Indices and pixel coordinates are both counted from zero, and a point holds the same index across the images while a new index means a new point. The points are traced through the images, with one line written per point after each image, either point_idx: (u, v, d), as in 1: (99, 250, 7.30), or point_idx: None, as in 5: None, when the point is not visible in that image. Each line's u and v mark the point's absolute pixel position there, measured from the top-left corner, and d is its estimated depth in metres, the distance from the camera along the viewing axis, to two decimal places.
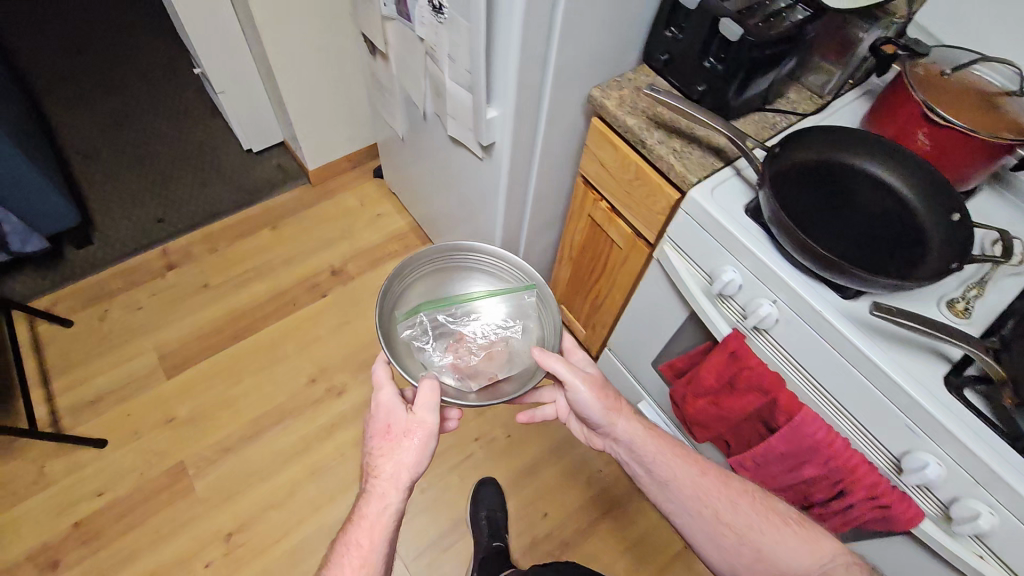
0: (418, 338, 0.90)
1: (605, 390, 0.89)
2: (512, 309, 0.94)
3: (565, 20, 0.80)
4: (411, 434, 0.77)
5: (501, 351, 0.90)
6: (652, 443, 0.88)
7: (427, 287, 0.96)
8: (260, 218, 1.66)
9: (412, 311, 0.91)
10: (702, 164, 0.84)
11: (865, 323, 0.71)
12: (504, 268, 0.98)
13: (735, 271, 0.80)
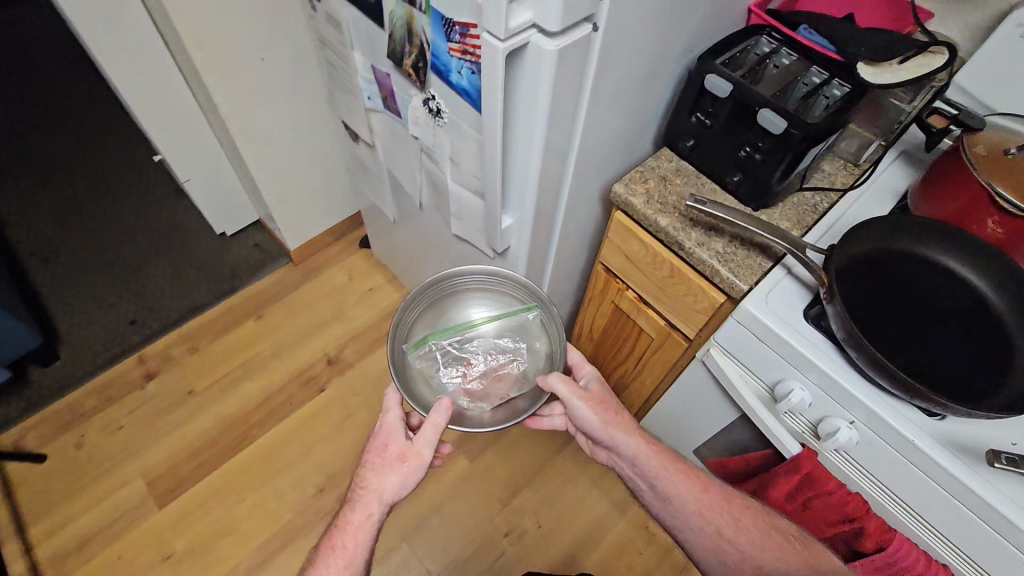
0: (427, 367, 0.79)
1: (606, 403, 0.77)
2: (524, 326, 0.83)
3: (588, 120, 0.70)
4: (407, 459, 0.72)
5: (516, 373, 0.80)
6: (656, 457, 0.77)
7: (436, 312, 0.86)
8: (242, 307, 1.53)
9: (421, 340, 0.80)
10: (750, 266, 0.75)
11: (966, 451, 0.63)
12: (509, 285, 0.86)
13: (803, 388, 0.72)
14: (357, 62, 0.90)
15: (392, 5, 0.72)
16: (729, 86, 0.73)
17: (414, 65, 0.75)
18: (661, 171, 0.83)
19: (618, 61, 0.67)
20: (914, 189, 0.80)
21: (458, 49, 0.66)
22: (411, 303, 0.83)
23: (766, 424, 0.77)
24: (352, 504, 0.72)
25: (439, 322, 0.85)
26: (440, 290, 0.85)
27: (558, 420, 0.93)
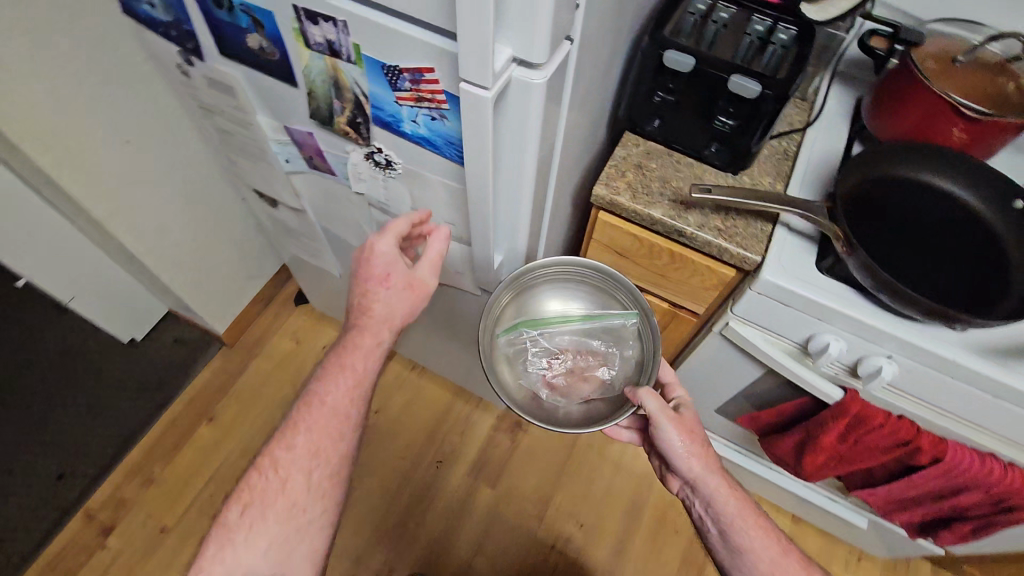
0: (516, 349, 0.77)
1: (694, 430, 0.72)
2: (626, 331, 0.77)
3: (565, 135, 0.63)
4: (411, 286, 0.71)
5: (604, 378, 0.76)
6: (740, 508, 0.71)
7: (544, 288, 0.78)
8: (188, 415, 1.34)
9: (514, 324, 0.77)
10: (755, 234, 0.73)
11: (1002, 356, 0.66)
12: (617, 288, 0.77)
13: (837, 339, 0.72)
14: (263, 126, 0.76)
15: (306, 60, 0.60)
16: (690, 59, 0.68)
17: (351, 122, 0.64)
18: (634, 159, 0.78)
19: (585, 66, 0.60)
20: (864, 103, 0.81)
21: (411, 97, 0.56)
22: (518, 281, 0.77)
23: (804, 379, 0.78)
24: (356, 331, 0.69)
25: (541, 298, 0.79)
26: (544, 273, 0.77)
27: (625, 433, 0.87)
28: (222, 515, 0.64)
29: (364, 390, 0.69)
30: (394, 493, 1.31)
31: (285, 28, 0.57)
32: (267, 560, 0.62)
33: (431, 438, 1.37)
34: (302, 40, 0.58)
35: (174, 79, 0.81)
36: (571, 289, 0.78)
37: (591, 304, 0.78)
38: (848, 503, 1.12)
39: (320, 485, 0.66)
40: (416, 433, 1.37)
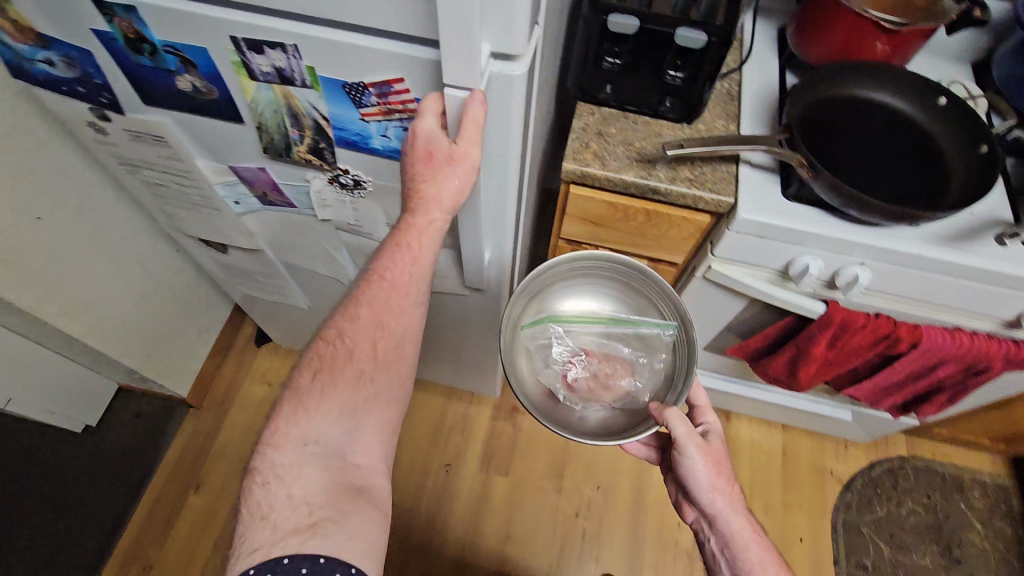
0: (540, 342, 0.80)
1: (721, 463, 0.72)
2: (657, 341, 0.78)
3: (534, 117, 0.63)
4: (455, 163, 0.54)
5: (628, 387, 0.78)
6: (757, 552, 0.71)
7: (577, 288, 0.82)
8: (172, 489, 1.25)
9: (541, 319, 0.81)
10: (722, 177, 0.76)
11: (956, 239, 0.73)
12: (651, 297, 0.79)
13: (814, 259, 0.77)
14: (204, 170, 0.72)
15: (251, 93, 0.57)
16: (634, 21, 0.69)
17: (312, 148, 0.63)
18: (593, 128, 0.79)
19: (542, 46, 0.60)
20: (787, 32, 0.85)
21: (379, 111, 0.56)
22: (549, 278, 0.80)
23: (789, 302, 0.83)
24: (408, 207, 0.57)
25: (571, 295, 0.82)
26: (578, 271, 0.81)
27: (645, 450, 0.87)
28: (291, 382, 0.58)
29: (424, 267, 0.60)
30: (411, 506, 1.29)
31: (225, 63, 0.55)
32: (338, 425, 0.56)
33: (433, 443, 1.36)
34: (243, 73, 0.55)
35: (86, 137, 0.73)
36: (603, 292, 0.82)
37: (621, 309, 0.81)
38: (832, 402, 1.22)
39: (380, 369, 0.59)
40: (417, 442, 1.35)
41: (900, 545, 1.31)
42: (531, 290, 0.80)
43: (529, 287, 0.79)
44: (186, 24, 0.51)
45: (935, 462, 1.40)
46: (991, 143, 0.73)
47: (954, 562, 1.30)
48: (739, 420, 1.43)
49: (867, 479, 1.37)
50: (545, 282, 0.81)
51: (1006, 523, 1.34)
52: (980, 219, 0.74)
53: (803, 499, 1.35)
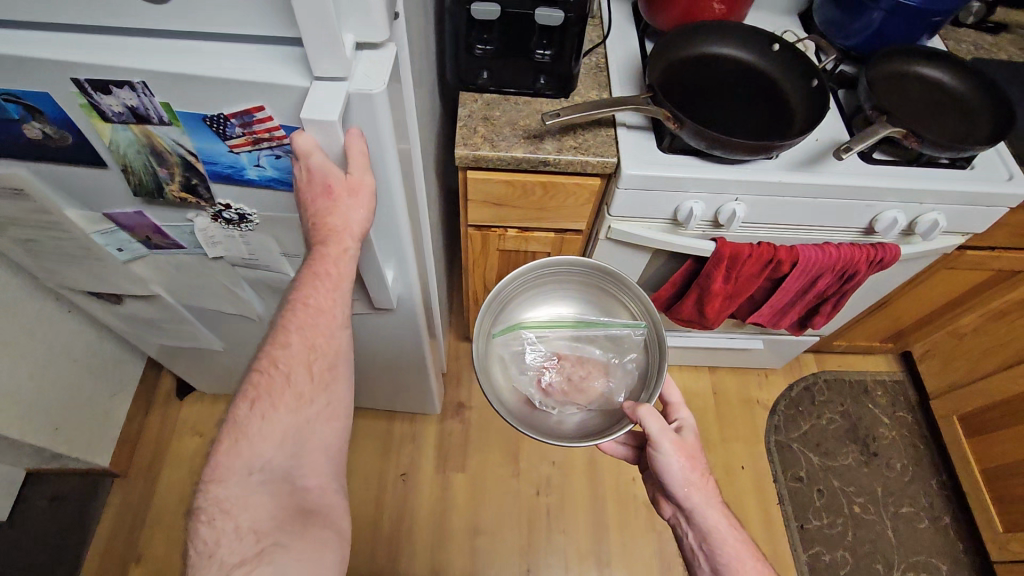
0: (514, 348, 0.83)
1: (695, 457, 0.73)
2: (628, 340, 0.83)
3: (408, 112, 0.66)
4: (360, 194, 0.58)
5: (602, 389, 0.80)
6: (737, 545, 0.71)
7: (547, 298, 0.87)
8: (112, 567, 1.17)
9: (514, 328, 0.85)
10: (603, 140, 0.82)
11: (807, 163, 0.83)
12: (620, 299, 0.85)
13: (695, 202, 0.85)
14: (76, 221, 0.69)
15: (108, 135, 0.56)
16: (495, 8, 0.74)
17: (185, 185, 0.62)
18: (478, 113, 0.83)
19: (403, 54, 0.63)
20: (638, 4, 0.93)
21: (246, 141, 0.57)
22: (517, 289, 0.85)
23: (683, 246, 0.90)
24: (319, 239, 0.58)
25: (541, 305, 0.87)
26: (548, 280, 0.86)
27: (622, 449, 0.86)
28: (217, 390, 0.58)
29: (337, 265, 0.60)
30: (374, 524, 1.28)
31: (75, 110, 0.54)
32: (280, 442, 0.56)
33: (385, 457, 1.34)
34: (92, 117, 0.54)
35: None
36: (570, 300, 0.87)
37: (590, 314, 0.86)
38: (745, 335, 1.33)
39: (313, 371, 0.59)
40: (367, 461, 1.34)
41: (826, 452, 1.45)
42: (505, 297, 0.84)
43: (502, 294, 0.84)
44: (27, 65, 0.50)
45: (841, 372, 1.56)
46: (820, 77, 0.84)
47: (872, 455, 1.45)
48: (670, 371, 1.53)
49: (789, 400, 1.51)
50: (516, 294, 0.85)
51: (907, 411, 1.52)
52: (823, 144, 0.85)
53: (738, 430, 1.46)
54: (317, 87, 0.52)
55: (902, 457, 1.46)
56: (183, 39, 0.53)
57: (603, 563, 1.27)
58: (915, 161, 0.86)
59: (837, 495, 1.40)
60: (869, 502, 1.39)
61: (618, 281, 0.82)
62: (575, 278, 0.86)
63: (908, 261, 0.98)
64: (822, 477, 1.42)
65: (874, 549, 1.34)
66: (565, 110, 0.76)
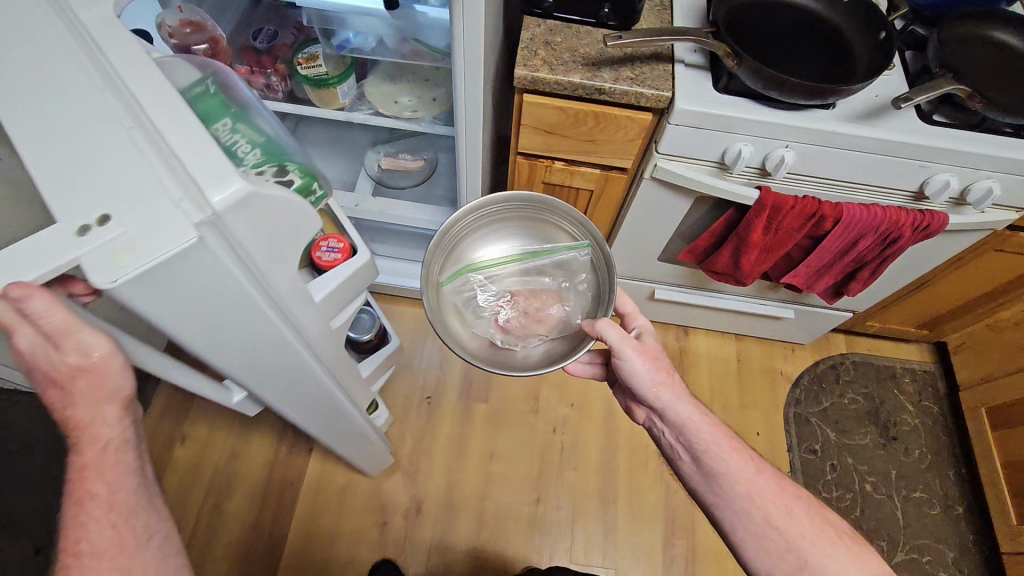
0: (466, 292, 0.86)
1: (658, 357, 0.81)
2: (573, 262, 0.88)
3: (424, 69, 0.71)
4: (88, 375, 0.44)
5: (558, 315, 0.86)
6: (708, 429, 0.80)
7: (486, 237, 0.90)
8: (158, 442, 1.28)
9: (460, 272, 0.87)
10: (659, 74, 0.84)
11: (863, 117, 0.83)
12: (556, 221, 0.89)
13: (745, 145, 0.86)
14: None
15: None
16: None
17: None
18: (540, 37, 0.85)
19: (265, 202, 0.48)
20: None
21: None
22: (453, 233, 0.86)
23: (727, 190, 0.92)
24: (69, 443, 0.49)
25: (481, 245, 0.90)
26: (482, 219, 0.88)
27: (589, 368, 0.96)
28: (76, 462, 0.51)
29: None
30: (396, 440, 1.35)
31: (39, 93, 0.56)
32: None
33: (411, 381, 1.41)
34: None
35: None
36: (509, 234, 0.90)
37: (528, 244, 0.90)
38: (776, 302, 1.33)
39: None
40: (395, 382, 1.41)
41: (844, 429, 1.45)
42: (450, 242, 0.87)
43: (444, 240, 0.86)
44: None
45: (870, 356, 1.55)
46: (887, 30, 0.82)
47: (890, 439, 1.45)
48: (697, 335, 1.54)
49: (813, 375, 1.51)
50: (454, 238, 0.87)
51: (933, 402, 1.51)
52: (881, 100, 0.84)
53: (758, 398, 1.48)
54: (53, 236, 0.40)
55: (921, 445, 1.45)
56: (72, 67, 0.46)
57: (611, 503, 1.32)
58: (976, 127, 0.85)
59: (850, 472, 1.41)
60: (881, 482, 1.40)
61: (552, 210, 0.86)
62: (508, 211, 0.89)
63: (955, 233, 0.97)
64: (836, 452, 1.43)
65: (880, 527, 1.35)
66: (628, 33, 0.77)
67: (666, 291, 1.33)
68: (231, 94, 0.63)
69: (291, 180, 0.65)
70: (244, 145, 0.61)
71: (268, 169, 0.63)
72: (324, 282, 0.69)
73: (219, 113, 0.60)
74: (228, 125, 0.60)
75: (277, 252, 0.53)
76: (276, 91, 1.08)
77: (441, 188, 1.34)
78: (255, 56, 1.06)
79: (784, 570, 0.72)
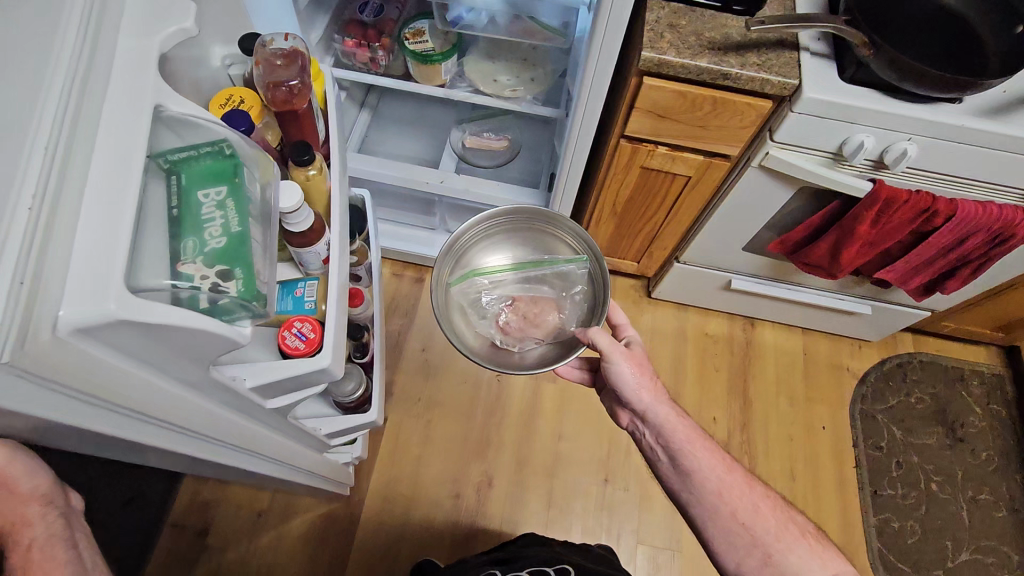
0: (472, 294, 1.07)
1: (642, 364, 0.90)
2: (569, 274, 1.08)
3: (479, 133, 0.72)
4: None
5: (553, 320, 1.05)
6: (683, 432, 0.87)
7: (494, 248, 1.12)
8: None
9: (470, 276, 1.08)
10: (786, 62, 0.83)
11: (993, 112, 0.81)
12: (557, 238, 1.09)
13: (866, 136, 0.85)
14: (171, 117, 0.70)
15: None
16: None
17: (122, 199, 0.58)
18: (665, 20, 0.85)
19: (162, 330, 0.39)
20: None
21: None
22: (465, 244, 1.09)
23: (841, 180, 0.91)
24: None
25: (489, 255, 1.12)
26: (491, 231, 1.10)
27: (579, 373, 1.08)
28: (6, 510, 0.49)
29: None
30: (467, 415, 1.38)
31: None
32: None
33: None
34: (221, 107, 0.65)
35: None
36: (515, 245, 1.12)
37: (529, 255, 1.11)
38: (854, 298, 1.32)
39: None
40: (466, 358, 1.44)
41: (909, 428, 1.45)
42: (461, 251, 1.09)
43: (458, 249, 1.08)
44: None
45: (938, 356, 1.54)
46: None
47: (957, 440, 1.45)
48: (764, 327, 1.54)
49: (880, 373, 1.51)
50: (466, 248, 1.09)
51: (1001, 405, 1.49)
52: (1011, 95, 0.83)
53: (824, 392, 1.48)
54: None
55: (988, 447, 1.44)
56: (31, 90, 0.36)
57: None
58: None
59: (915, 471, 1.41)
60: (947, 483, 1.40)
61: (556, 223, 1.06)
62: (515, 226, 1.11)
63: None
64: (902, 450, 1.43)
65: (944, 526, 1.35)
66: (773, 17, 0.76)
67: (743, 282, 1.33)
68: (248, 176, 0.54)
69: (225, 293, 0.47)
70: (207, 228, 0.48)
71: (212, 268, 0.47)
72: (261, 372, 0.56)
73: (217, 178, 0.51)
74: (215, 198, 0.50)
75: (173, 360, 0.43)
76: (379, 65, 1.09)
77: (523, 170, 1.35)
78: (361, 29, 1.07)
79: (750, 565, 0.78)
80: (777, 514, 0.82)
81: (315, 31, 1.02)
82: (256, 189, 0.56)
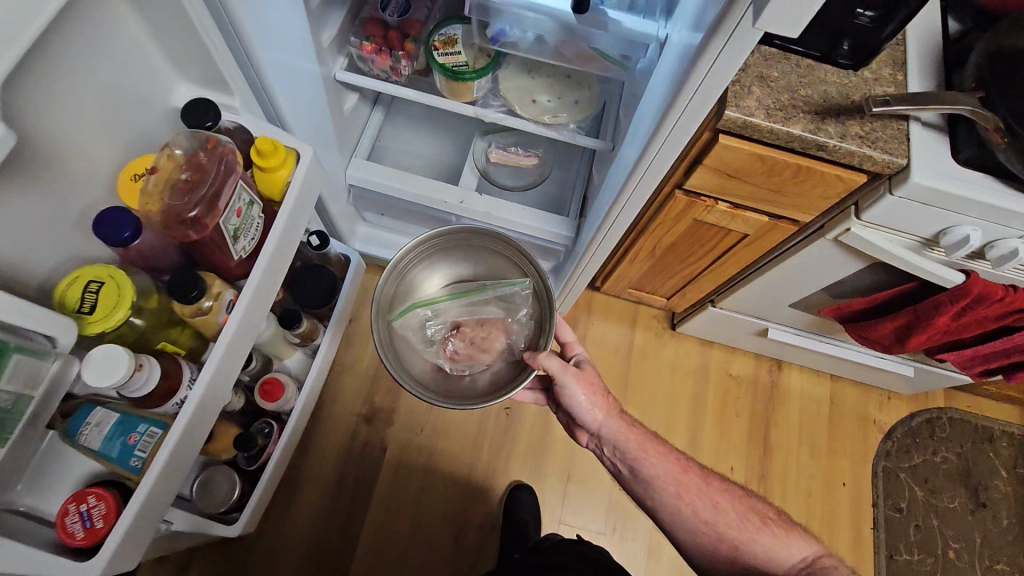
0: (415, 325, 0.95)
1: (592, 380, 0.85)
2: (514, 296, 0.95)
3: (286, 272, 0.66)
4: None
5: (502, 345, 0.95)
6: (634, 439, 0.83)
7: (429, 270, 0.98)
8: None
9: (409, 308, 0.95)
10: (894, 135, 0.69)
11: None
12: (493, 254, 0.96)
13: (971, 228, 0.72)
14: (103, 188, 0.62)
15: None
16: None
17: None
18: (754, 69, 0.70)
19: None
20: None
21: None
22: (396, 274, 0.93)
23: (931, 270, 0.78)
24: None
25: (424, 279, 0.98)
26: (421, 254, 0.94)
27: (532, 395, 1.01)
28: None
29: None
30: (474, 447, 1.30)
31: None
32: None
33: None
34: (132, 182, 0.60)
35: (170, 77, 0.66)
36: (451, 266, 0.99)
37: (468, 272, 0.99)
38: (898, 358, 1.22)
39: None
40: None
41: (933, 488, 1.38)
42: (395, 282, 0.93)
43: (391, 282, 0.92)
44: None
45: (969, 413, 1.46)
46: None
47: (980, 505, 1.38)
48: (791, 370, 1.45)
49: (907, 428, 1.43)
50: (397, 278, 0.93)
51: None
52: None
53: (849, 446, 1.40)
54: None
55: (1010, 513, 1.38)
56: None
57: None
58: None
59: (935, 535, 1.35)
60: (965, 549, 1.34)
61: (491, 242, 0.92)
62: (446, 245, 0.96)
63: None
64: (922, 512, 1.36)
65: None
66: (899, 96, 0.64)
67: (781, 333, 1.23)
68: (14, 369, 0.48)
69: None
70: None
71: None
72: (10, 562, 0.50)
73: None
74: None
75: None
76: (400, 75, 0.94)
77: (549, 192, 1.22)
78: (381, 30, 0.91)
79: (721, 561, 0.76)
80: (735, 503, 0.80)
81: (326, 32, 0.86)
82: (33, 370, 0.51)
